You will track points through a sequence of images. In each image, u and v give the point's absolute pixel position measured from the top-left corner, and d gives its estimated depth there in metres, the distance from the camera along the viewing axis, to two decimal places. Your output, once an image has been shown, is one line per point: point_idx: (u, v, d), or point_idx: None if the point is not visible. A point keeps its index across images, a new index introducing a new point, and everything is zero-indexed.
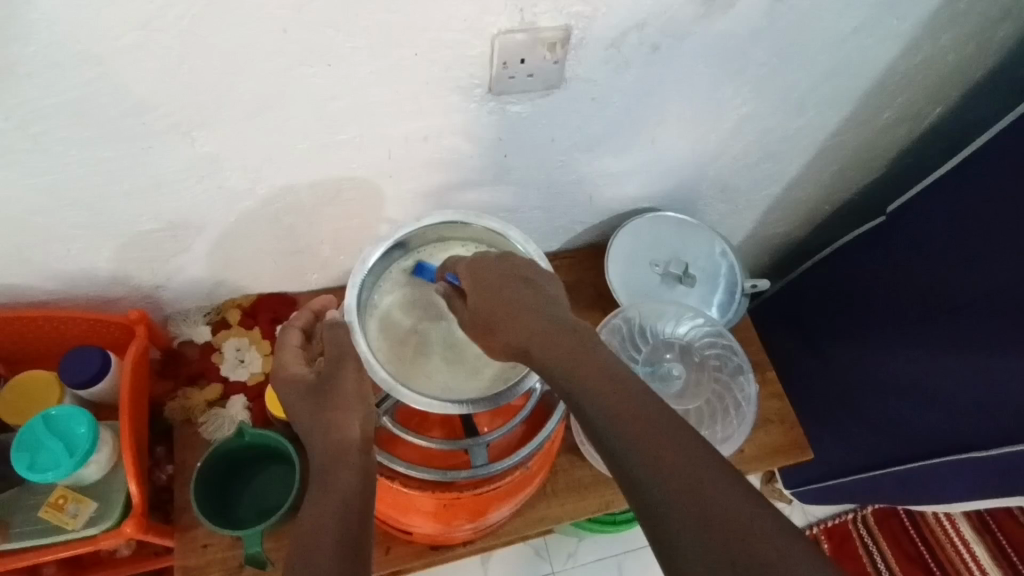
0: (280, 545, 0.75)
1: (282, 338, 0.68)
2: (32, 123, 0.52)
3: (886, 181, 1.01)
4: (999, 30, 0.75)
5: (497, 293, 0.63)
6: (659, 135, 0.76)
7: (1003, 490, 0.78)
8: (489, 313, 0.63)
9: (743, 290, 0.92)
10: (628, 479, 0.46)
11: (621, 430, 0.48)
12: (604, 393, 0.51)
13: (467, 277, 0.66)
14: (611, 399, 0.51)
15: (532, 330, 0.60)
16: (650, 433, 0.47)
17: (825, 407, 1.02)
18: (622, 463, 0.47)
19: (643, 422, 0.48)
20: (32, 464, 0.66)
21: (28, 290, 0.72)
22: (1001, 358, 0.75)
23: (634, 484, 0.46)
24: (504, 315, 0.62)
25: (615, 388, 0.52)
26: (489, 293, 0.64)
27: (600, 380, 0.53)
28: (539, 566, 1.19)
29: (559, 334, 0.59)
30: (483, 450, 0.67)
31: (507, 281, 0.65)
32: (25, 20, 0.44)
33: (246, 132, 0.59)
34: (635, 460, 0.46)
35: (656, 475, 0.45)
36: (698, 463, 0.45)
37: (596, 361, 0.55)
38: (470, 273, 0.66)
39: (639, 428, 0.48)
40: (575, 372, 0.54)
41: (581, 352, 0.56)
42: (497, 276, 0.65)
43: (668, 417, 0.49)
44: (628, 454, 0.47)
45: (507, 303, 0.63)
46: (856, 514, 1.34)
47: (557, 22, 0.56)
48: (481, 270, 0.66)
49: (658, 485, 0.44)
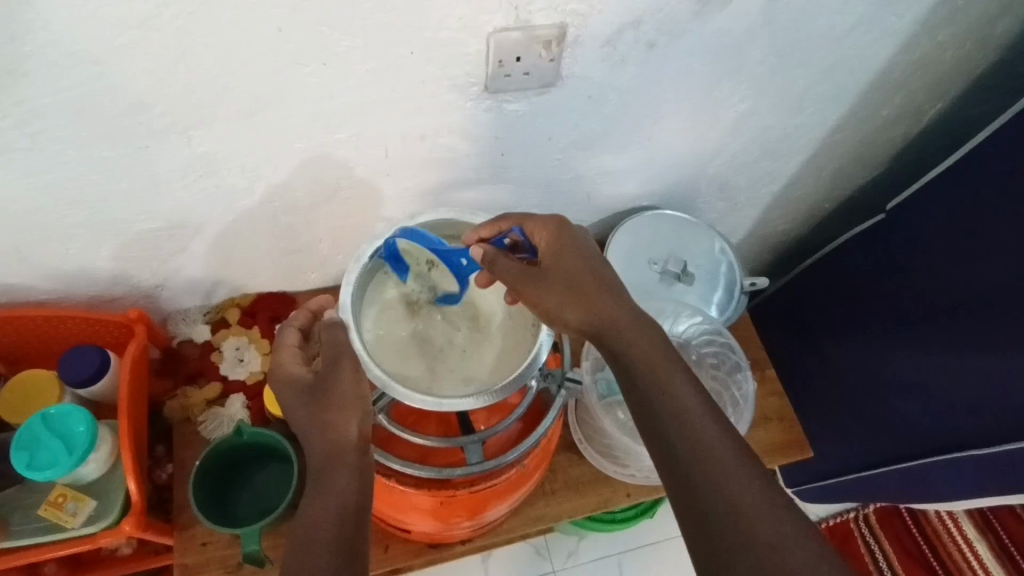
0: (278, 543, 0.75)
1: (280, 337, 0.65)
2: (29, 123, 0.53)
3: (885, 178, 1.00)
4: (998, 26, 0.74)
5: (584, 265, 0.60)
6: (656, 133, 0.76)
7: (1003, 489, 0.78)
8: (575, 281, 0.59)
9: (742, 288, 0.92)
10: (669, 460, 0.49)
11: (671, 414, 0.51)
12: (664, 392, 0.52)
13: (552, 237, 0.61)
14: (672, 398, 0.52)
15: (611, 311, 0.58)
16: (697, 423, 0.50)
17: (825, 405, 1.02)
18: (666, 444, 0.50)
19: (690, 412, 0.51)
20: (31, 463, 0.66)
21: (29, 289, 0.73)
22: (1001, 356, 0.74)
23: (675, 466, 0.49)
24: (590, 287, 0.59)
25: (667, 373, 0.54)
26: (577, 266, 0.60)
27: (654, 361, 0.55)
28: (540, 566, 1.19)
29: (633, 321, 0.57)
30: (479, 447, 0.67)
31: (589, 251, 0.61)
32: (22, 20, 0.45)
33: (243, 132, 0.59)
34: (680, 444, 0.49)
35: (715, 484, 0.47)
36: (735, 459, 0.48)
37: (660, 357, 0.55)
38: (554, 229, 0.61)
39: (687, 416, 0.51)
40: (630, 349, 0.56)
41: (639, 331, 0.57)
42: (580, 248, 0.61)
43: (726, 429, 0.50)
44: (674, 439, 0.50)
45: (592, 280, 0.60)
46: (859, 512, 1.32)
47: (552, 19, 0.56)
48: (568, 233, 0.61)
49: (700, 471, 0.48)
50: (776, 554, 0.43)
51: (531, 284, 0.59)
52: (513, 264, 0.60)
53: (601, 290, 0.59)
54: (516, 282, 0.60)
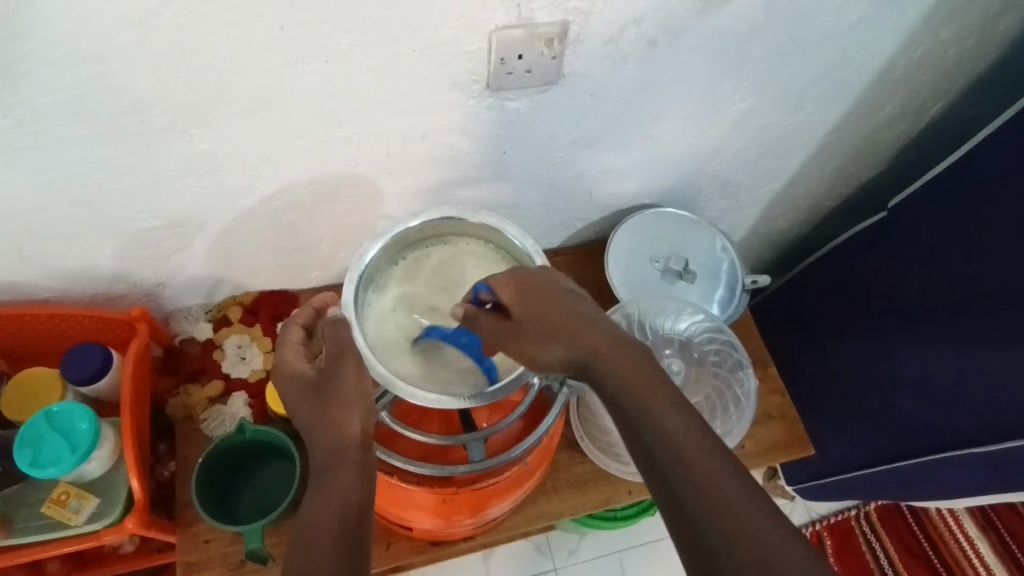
0: (280, 541, 0.75)
1: (284, 333, 0.66)
2: (31, 121, 0.53)
3: (887, 176, 1.00)
4: (1000, 24, 0.74)
5: (553, 303, 0.59)
6: (658, 130, 0.76)
7: (1004, 486, 0.77)
8: (550, 325, 0.58)
9: (744, 286, 0.91)
10: (666, 494, 0.46)
11: (663, 442, 0.47)
12: (653, 413, 0.49)
13: (511, 287, 0.60)
14: (662, 419, 0.49)
15: (590, 343, 0.56)
16: (691, 449, 0.47)
17: (826, 403, 1.02)
18: (662, 476, 0.46)
19: (685, 438, 0.47)
20: (35, 460, 0.67)
21: (31, 287, 0.73)
22: (1003, 354, 0.74)
23: (672, 500, 0.45)
24: (563, 323, 0.58)
25: (657, 398, 0.50)
26: (544, 305, 0.59)
27: (642, 386, 0.51)
28: (542, 563, 1.20)
29: (613, 347, 0.55)
30: (481, 445, 0.67)
31: (558, 291, 0.60)
32: (23, 18, 0.45)
33: (245, 130, 0.59)
34: (676, 475, 0.45)
35: (711, 510, 0.43)
36: (732, 480, 0.45)
37: (650, 377, 0.52)
38: (509, 279, 0.61)
39: (681, 443, 0.47)
40: (615, 378, 0.52)
41: (623, 355, 0.54)
42: (542, 288, 0.60)
43: (722, 450, 0.47)
44: (670, 470, 0.46)
45: (565, 316, 0.58)
46: (859, 510, 1.33)
47: (554, 17, 0.56)
48: (526, 277, 0.61)
49: (698, 504, 0.44)
50: None
51: (513, 338, 0.59)
52: (492, 321, 0.61)
53: (577, 324, 0.57)
54: (501, 339, 0.60)
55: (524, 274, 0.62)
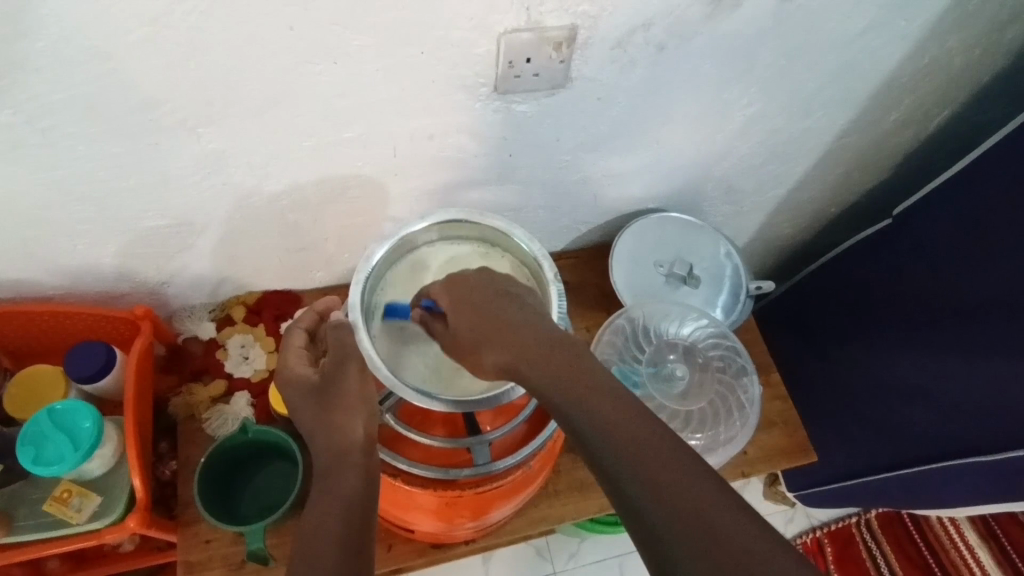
0: (282, 542, 0.75)
1: (287, 337, 0.66)
2: (40, 118, 0.53)
3: (892, 183, 1.00)
4: (1008, 33, 0.74)
5: (478, 307, 0.60)
6: (664, 135, 0.76)
7: (1007, 495, 0.77)
8: (473, 331, 0.59)
9: (748, 292, 0.91)
10: (629, 509, 0.44)
11: (621, 456, 0.46)
12: (581, 395, 0.50)
13: (445, 296, 0.63)
14: (589, 400, 0.50)
15: (519, 347, 0.55)
16: (616, 424, 0.48)
17: (828, 409, 1.02)
18: (623, 492, 0.45)
19: (623, 428, 0.47)
20: (37, 458, 0.66)
21: (36, 284, 0.73)
22: (1007, 362, 0.74)
23: (636, 515, 0.44)
24: (486, 329, 0.58)
25: (608, 409, 0.49)
26: (470, 310, 0.60)
27: (569, 374, 0.52)
28: (541, 567, 1.19)
29: (540, 346, 0.55)
30: (486, 448, 0.68)
31: (487, 294, 0.61)
32: (35, 15, 0.45)
33: (252, 129, 0.59)
34: (636, 488, 0.44)
35: (637, 476, 0.44)
36: (659, 444, 0.46)
37: (578, 364, 0.53)
38: (447, 287, 0.64)
39: (640, 454, 0.45)
40: (542, 369, 0.53)
41: (549, 347, 0.55)
42: (476, 292, 0.62)
43: (648, 419, 0.48)
44: (631, 485, 0.44)
45: (490, 319, 0.59)
46: (860, 517, 1.33)
47: (563, 21, 0.56)
48: (459, 285, 0.63)
49: (626, 475, 0.45)
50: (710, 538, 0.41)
51: (455, 347, 0.61)
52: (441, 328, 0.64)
53: (500, 328, 0.58)
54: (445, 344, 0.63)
55: (459, 281, 0.64)
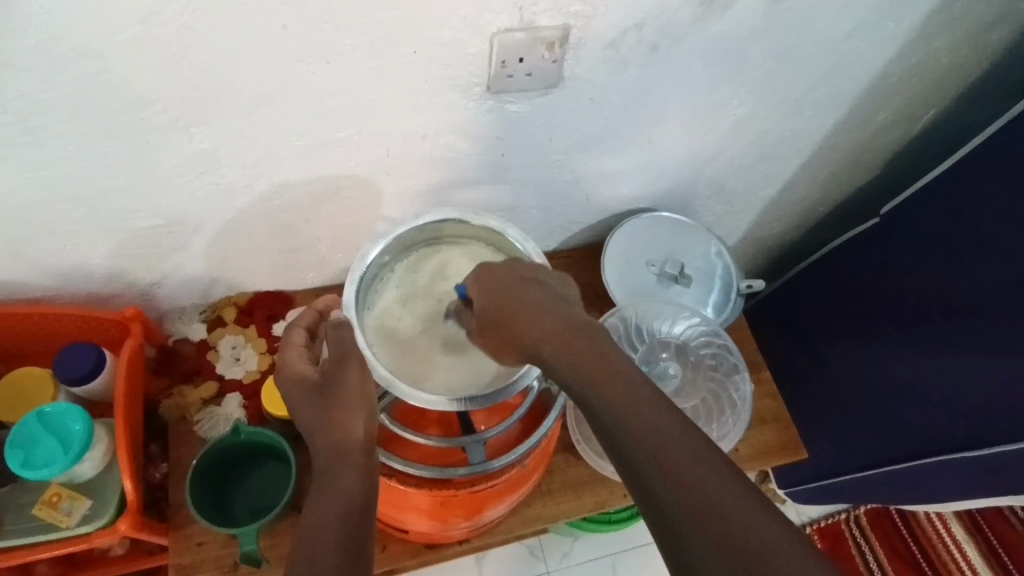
0: (276, 543, 0.75)
1: (286, 335, 0.66)
2: (30, 118, 0.52)
3: (879, 182, 1.01)
4: (992, 34, 0.75)
5: (506, 297, 0.62)
6: (656, 135, 0.76)
7: (994, 491, 0.78)
8: (498, 320, 0.61)
9: (739, 290, 0.92)
10: (646, 497, 0.45)
11: (638, 443, 0.47)
12: (608, 386, 0.51)
13: (475, 283, 0.64)
14: (615, 391, 0.50)
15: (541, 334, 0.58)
16: (638, 414, 0.48)
17: (818, 407, 1.02)
18: (642, 482, 0.45)
19: (646, 420, 0.48)
20: (26, 461, 0.65)
21: (25, 286, 0.72)
22: (994, 360, 0.75)
23: (654, 505, 0.44)
24: (512, 320, 0.60)
25: (631, 400, 0.49)
26: (498, 300, 0.62)
27: (592, 366, 0.53)
28: (534, 566, 1.19)
29: (564, 336, 0.57)
30: (480, 447, 0.67)
31: (517, 284, 0.63)
32: (23, 12, 0.44)
33: (243, 128, 0.59)
34: (652, 474, 0.45)
35: (656, 469, 0.45)
36: (680, 436, 0.46)
37: (606, 357, 0.54)
38: (477, 278, 0.64)
39: (659, 445, 0.46)
40: (569, 362, 0.55)
41: (578, 340, 0.56)
42: (506, 282, 0.63)
43: (671, 412, 0.48)
44: (650, 476, 0.45)
45: (514, 310, 0.61)
46: (849, 514, 1.34)
47: (556, 21, 0.56)
48: (491, 273, 0.64)
49: (647, 465, 0.45)
50: (729, 531, 0.41)
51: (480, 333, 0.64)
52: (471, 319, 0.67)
53: (535, 318, 0.60)
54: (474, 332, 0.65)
55: (488, 268, 0.65)
